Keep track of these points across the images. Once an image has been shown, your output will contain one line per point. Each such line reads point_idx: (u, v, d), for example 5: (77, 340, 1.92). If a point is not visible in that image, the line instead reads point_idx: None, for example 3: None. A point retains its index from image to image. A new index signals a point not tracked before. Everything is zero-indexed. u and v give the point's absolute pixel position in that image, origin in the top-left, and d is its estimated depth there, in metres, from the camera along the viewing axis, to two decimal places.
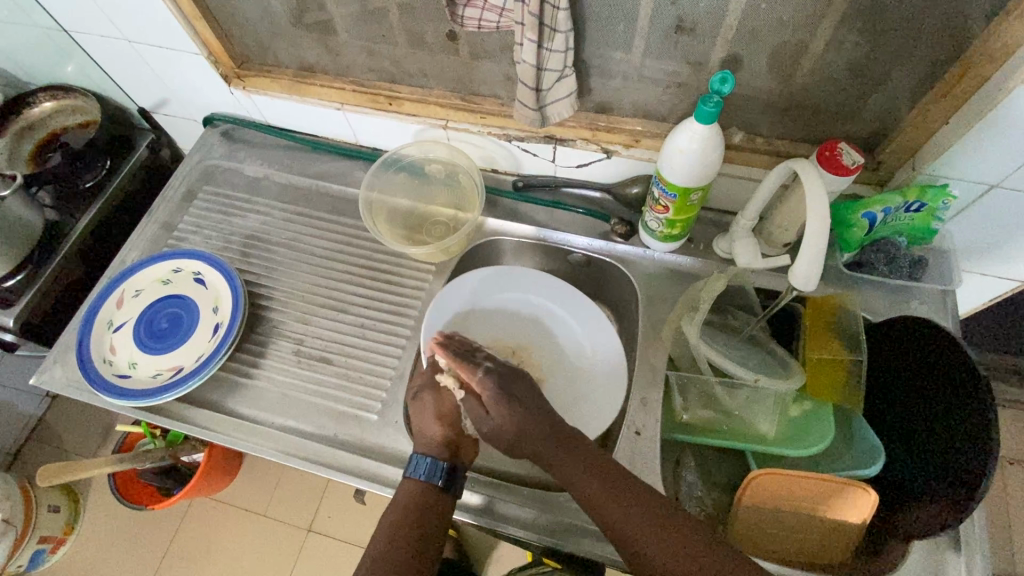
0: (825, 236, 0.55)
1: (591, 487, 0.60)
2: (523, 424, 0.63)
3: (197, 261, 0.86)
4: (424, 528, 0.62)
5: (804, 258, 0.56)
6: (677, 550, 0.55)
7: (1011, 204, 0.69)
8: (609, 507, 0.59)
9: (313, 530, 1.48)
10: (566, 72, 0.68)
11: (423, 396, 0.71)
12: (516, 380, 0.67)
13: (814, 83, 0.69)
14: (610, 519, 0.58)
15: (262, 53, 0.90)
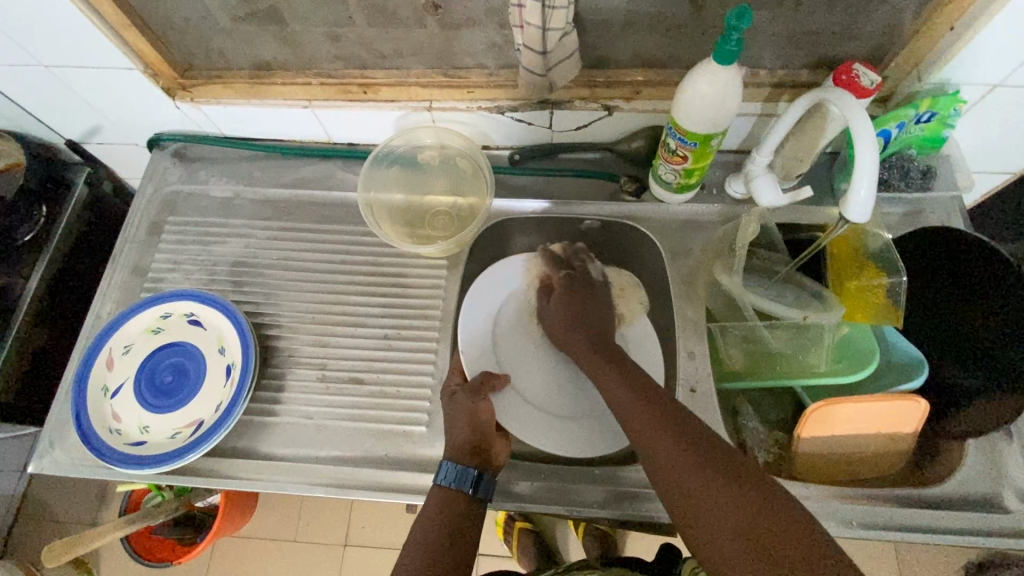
0: (877, 168, 0.53)
1: (640, 415, 0.58)
2: (588, 325, 0.72)
3: (187, 301, 0.77)
4: (452, 524, 0.62)
5: (862, 187, 0.54)
6: (702, 475, 0.51)
7: (1012, 100, 0.71)
8: (653, 435, 0.56)
9: (350, 544, 1.44)
10: (569, 30, 0.62)
11: (458, 401, 0.70)
12: (577, 287, 0.77)
13: (820, 5, 0.67)
14: (648, 446, 0.56)
15: (206, 56, 0.79)
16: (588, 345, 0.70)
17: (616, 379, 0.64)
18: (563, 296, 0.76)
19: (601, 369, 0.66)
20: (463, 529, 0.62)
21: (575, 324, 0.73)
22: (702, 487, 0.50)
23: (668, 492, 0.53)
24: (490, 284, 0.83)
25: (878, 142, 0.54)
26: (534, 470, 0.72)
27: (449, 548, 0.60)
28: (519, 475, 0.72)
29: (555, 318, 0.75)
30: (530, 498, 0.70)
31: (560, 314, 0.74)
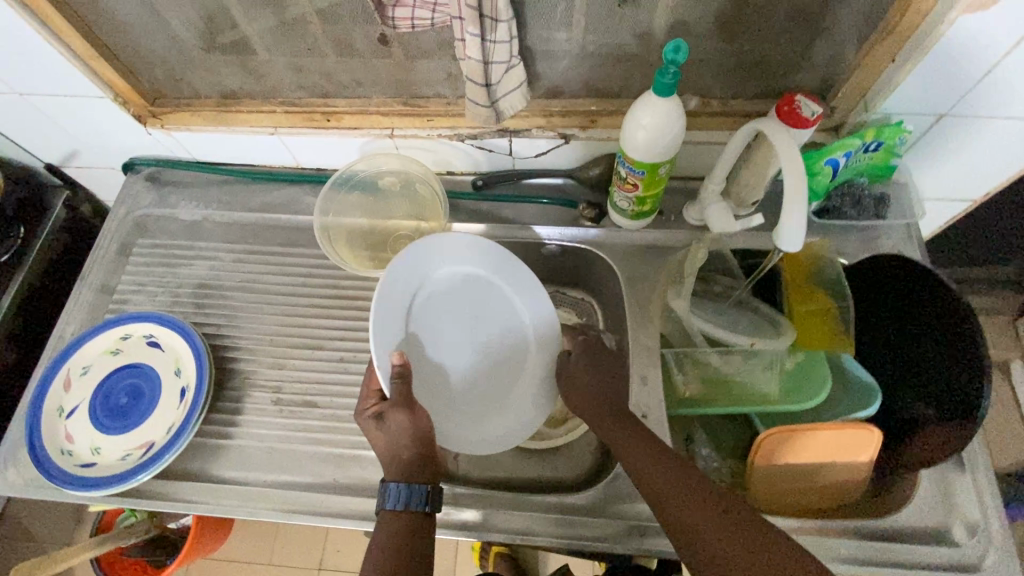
0: (806, 199, 0.54)
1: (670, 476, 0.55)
2: (605, 399, 0.64)
3: (147, 323, 0.78)
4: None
5: (793, 213, 0.55)
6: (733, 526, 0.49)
7: (957, 129, 0.72)
8: (683, 499, 0.53)
9: (325, 568, 1.42)
10: (514, 62, 0.64)
11: (391, 418, 0.62)
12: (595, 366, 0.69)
13: (763, 38, 0.68)
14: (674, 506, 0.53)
15: (175, 86, 0.82)
16: (619, 415, 0.63)
17: (636, 440, 0.59)
18: (578, 366, 0.69)
19: (618, 434, 0.61)
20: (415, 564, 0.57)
21: (607, 399, 0.65)
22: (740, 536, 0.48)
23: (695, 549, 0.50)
24: (409, 262, 0.69)
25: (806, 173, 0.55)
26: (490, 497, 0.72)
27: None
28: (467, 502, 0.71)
29: (580, 385, 0.67)
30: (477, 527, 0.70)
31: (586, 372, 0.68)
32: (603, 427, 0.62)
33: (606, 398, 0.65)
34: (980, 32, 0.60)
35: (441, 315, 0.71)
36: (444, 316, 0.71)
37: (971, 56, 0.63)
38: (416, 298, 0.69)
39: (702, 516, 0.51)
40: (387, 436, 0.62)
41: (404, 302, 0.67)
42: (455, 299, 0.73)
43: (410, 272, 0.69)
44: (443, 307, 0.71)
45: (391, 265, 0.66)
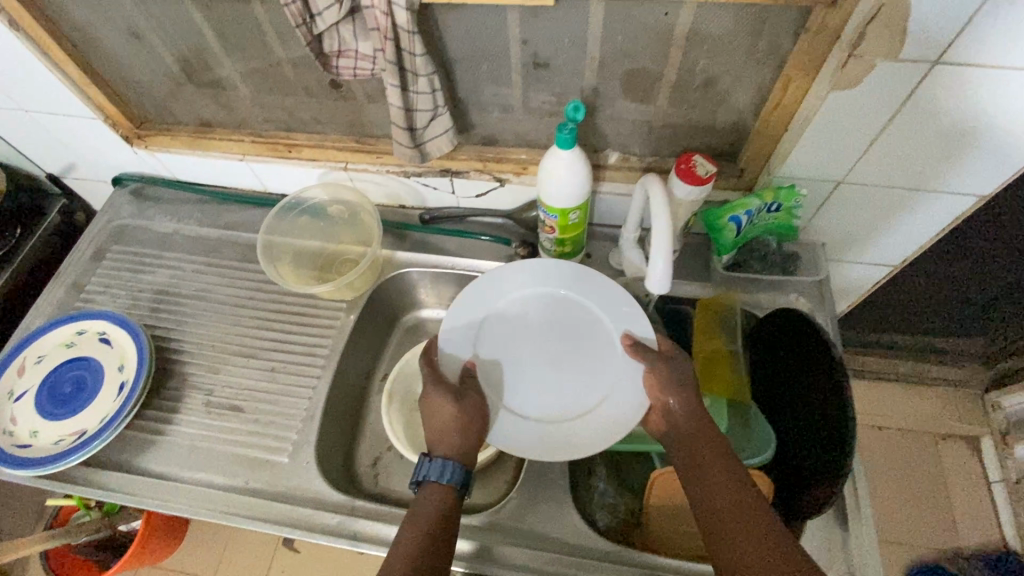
0: (669, 257, 0.62)
1: (716, 480, 0.62)
2: (691, 403, 0.68)
3: (102, 321, 0.85)
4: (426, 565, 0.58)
5: (658, 260, 0.62)
6: (762, 538, 0.56)
7: (856, 195, 0.78)
8: (723, 502, 0.60)
9: None
10: (440, 112, 0.73)
11: (435, 405, 0.69)
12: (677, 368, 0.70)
13: (670, 104, 0.75)
14: (710, 509, 0.60)
15: (160, 113, 0.92)
16: (693, 418, 0.67)
17: (709, 443, 0.65)
18: (652, 375, 0.70)
19: (689, 441, 0.66)
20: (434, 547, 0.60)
21: (675, 406, 0.68)
22: (762, 548, 0.55)
23: (716, 545, 0.58)
24: (503, 281, 0.80)
25: (672, 235, 0.62)
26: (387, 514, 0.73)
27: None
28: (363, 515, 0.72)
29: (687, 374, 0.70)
30: (369, 540, 0.71)
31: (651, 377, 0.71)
32: (678, 429, 0.67)
33: (671, 412, 0.68)
34: (858, 109, 0.65)
35: (529, 330, 0.78)
36: (508, 332, 0.78)
37: (855, 130, 0.68)
38: (490, 316, 0.79)
39: (729, 523, 0.58)
40: (429, 419, 0.69)
41: (473, 327, 0.78)
42: (557, 312, 0.79)
43: (489, 295, 0.80)
44: (530, 326, 0.79)
45: (455, 303, 0.78)
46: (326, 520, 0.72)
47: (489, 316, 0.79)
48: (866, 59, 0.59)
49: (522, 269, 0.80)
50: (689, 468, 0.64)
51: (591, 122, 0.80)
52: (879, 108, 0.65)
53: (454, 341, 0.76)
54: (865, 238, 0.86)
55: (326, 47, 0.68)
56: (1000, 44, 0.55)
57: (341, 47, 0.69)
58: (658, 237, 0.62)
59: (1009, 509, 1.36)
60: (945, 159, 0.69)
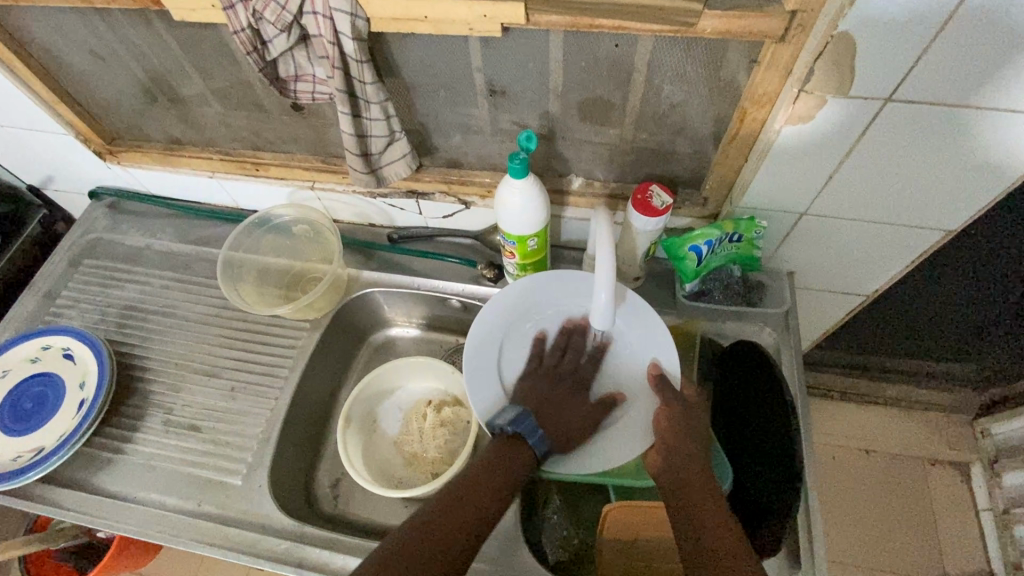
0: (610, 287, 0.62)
1: (703, 510, 0.62)
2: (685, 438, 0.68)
3: (66, 337, 0.86)
4: (462, 513, 0.62)
5: (602, 294, 0.64)
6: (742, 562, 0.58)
7: (821, 225, 0.76)
8: (709, 524, 0.61)
9: None
10: (397, 137, 0.74)
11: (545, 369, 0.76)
12: (686, 410, 0.71)
13: (630, 132, 0.74)
14: (694, 532, 0.61)
15: (131, 130, 0.93)
16: (687, 453, 0.67)
17: (697, 474, 0.65)
18: (664, 415, 0.70)
19: (680, 477, 0.66)
20: (476, 500, 0.63)
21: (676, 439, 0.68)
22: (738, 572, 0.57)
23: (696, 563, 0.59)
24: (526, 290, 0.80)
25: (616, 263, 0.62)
26: (340, 543, 0.72)
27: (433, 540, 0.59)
28: (313, 541, 0.72)
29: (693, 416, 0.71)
30: (317, 568, 0.71)
31: (661, 411, 0.70)
32: (671, 463, 0.67)
33: (675, 450, 0.68)
34: (812, 145, 0.65)
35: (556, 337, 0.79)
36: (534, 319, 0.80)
37: (812, 164, 0.67)
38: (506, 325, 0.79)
39: (706, 547, 0.59)
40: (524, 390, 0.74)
41: (497, 333, 0.79)
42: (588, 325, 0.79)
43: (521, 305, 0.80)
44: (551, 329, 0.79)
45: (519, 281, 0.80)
46: (274, 545, 0.72)
47: (516, 321, 0.80)
48: (817, 95, 0.58)
49: (547, 277, 0.80)
50: (677, 490, 0.65)
51: (553, 148, 0.79)
52: (833, 144, 0.64)
53: (483, 340, 0.78)
54: (835, 268, 0.85)
55: (282, 72, 0.68)
56: (950, 83, 0.55)
57: (297, 73, 0.69)
58: (600, 266, 0.62)
59: (997, 541, 1.29)
60: (904, 194, 0.69)
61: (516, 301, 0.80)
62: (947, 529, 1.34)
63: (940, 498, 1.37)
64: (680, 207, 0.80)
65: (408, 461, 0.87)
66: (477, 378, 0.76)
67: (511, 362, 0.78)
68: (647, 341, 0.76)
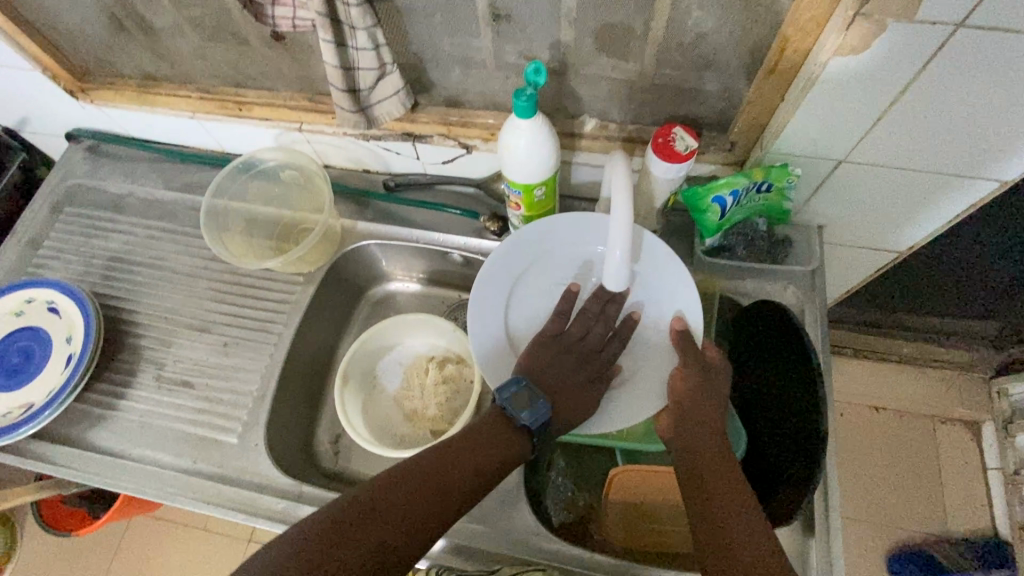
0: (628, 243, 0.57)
1: (715, 486, 0.58)
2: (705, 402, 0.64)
3: (48, 290, 0.82)
4: (411, 497, 0.56)
5: (616, 253, 0.58)
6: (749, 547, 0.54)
7: (861, 174, 0.69)
8: (718, 501, 0.57)
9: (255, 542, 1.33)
10: (389, 70, 0.67)
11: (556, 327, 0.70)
12: (705, 376, 0.65)
13: (651, 66, 0.66)
14: (703, 510, 0.57)
15: (101, 64, 0.85)
16: (702, 415, 0.63)
17: (711, 451, 0.61)
18: (681, 379, 0.65)
19: (696, 442, 0.61)
20: (433, 484, 0.57)
21: (688, 398, 0.64)
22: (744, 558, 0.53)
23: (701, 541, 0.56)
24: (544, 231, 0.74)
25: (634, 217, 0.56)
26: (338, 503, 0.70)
27: (374, 517, 0.53)
28: (310, 501, 0.71)
29: (713, 380, 0.65)
30: None
31: (677, 377, 0.65)
32: (685, 428, 0.63)
33: (692, 421, 0.63)
34: (861, 80, 0.56)
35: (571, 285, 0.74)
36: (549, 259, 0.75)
37: (858, 104, 0.59)
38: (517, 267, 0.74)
39: (713, 525, 0.56)
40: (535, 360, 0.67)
41: (507, 275, 0.73)
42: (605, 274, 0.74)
43: (535, 245, 0.74)
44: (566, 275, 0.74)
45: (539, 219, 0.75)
46: (272, 505, 0.71)
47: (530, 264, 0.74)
48: (875, 19, 0.50)
49: (563, 219, 0.74)
50: (688, 462, 0.61)
51: (564, 84, 0.70)
52: (886, 80, 0.56)
53: (492, 279, 0.73)
54: (869, 223, 0.78)
55: None
56: None
57: None
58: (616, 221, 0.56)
59: (1004, 501, 1.28)
60: (959, 142, 0.61)
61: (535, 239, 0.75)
62: (954, 485, 1.32)
63: (951, 457, 1.35)
64: (703, 152, 0.73)
65: (408, 417, 0.85)
66: (482, 318, 0.71)
67: (519, 305, 0.74)
68: (666, 292, 0.72)
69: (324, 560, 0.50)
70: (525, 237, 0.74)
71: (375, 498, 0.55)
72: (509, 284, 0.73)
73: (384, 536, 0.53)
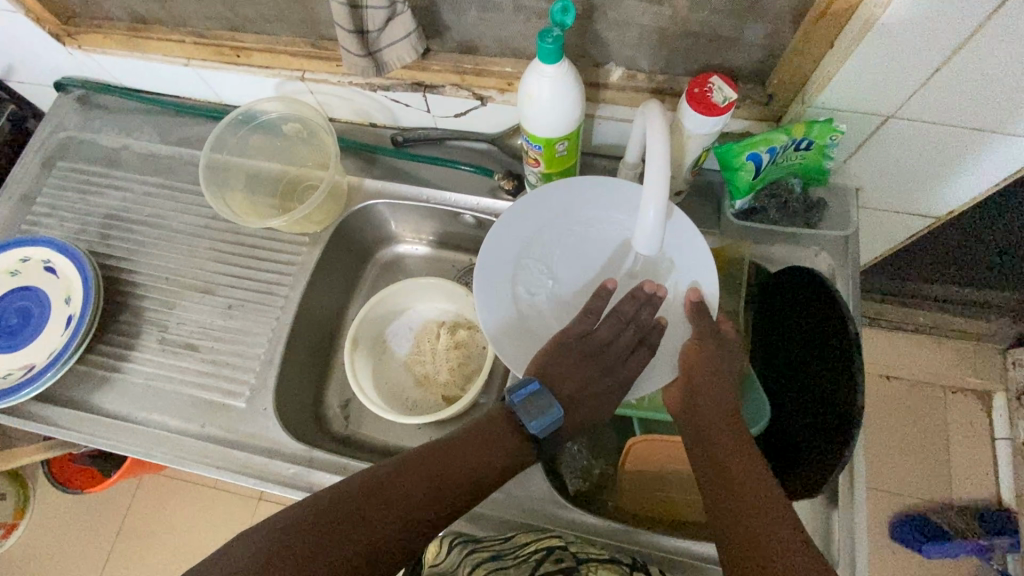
0: (662, 209, 0.53)
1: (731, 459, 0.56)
2: (716, 378, 0.62)
3: (44, 248, 0.79)
4: (391, 497, 0.52)
5: (649, 212, 0.53)
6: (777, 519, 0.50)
7: (909, 132, 0.64)
8: (737, 473, 0.55)
9: (265, 498, 1.34)
10: (399, 10, 0.61)
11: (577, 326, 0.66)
12: (720, 350, 0.63)
13: (689, 7, 0.60)
14: (721, 483, 0.55)
15: (86, 5, 0.78)
16: (712, 387, 0.61)
17: (723, 426, 0.59)
18: (694, 353, 0.63)
19: (706, 416, 0.60)
20: (413, 485, 0.54)
21: (698, 368, 0.62)
22: (772, 530, 0.49)
23: (722, 514, 0.53)
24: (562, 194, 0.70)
25: (670, 179, 0.52)
26: (351, 468, 0.69)
27: (348, 519, 0.50)
28: (322, 466, 0.69)
29: (728, 356, 0.63)
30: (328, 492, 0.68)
31: (690, 353, 0.63)
32: (697, 403, 0.61)
33: (702, 396, 0.61)
34: (923, 26, 0.51)
35: (583, 257, 0.70)
36: (562, 219, 0.71)
37: (916, 53, 0.54)
38: (528, 230, 0.70)
39: (734, 497, 0.53)
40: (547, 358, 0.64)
41: (519, 236, 0.70)
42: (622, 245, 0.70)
43: (550, 206, 0.70)
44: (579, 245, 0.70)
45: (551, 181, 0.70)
46: (282, 470, 0.70)
47: (544, 225, 0.71)
48: None
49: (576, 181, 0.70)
50: (701, 438, 0.59)
51: (590, 29, 0.65)
52: (952, 26, 0.50)
53: (504, 239, 0.69)
54: (909, 185, 0.73)
55: None
56: None
57: None
58: (650, 183, 0.51)
59: (1011, 471, 1.27)
60: (1022, 99, 0.56)
61: (548, 195, 0.70)
62: (963, 455, 1.32)
63: (962, 427, 1.34)
64: (738, 107, 0.68)
65: (419, 383, 0.82)
66: (490, 278, 0.68)
67: (529, 272, 0.70)
68: (685, 264, 0.67)
69: (295, 569, 0.46)
70: (542, 197, 0.70)
71: (348, 502, 0.51)
72: (521, 245, 0.70)
73: (385, 528, 0.51)
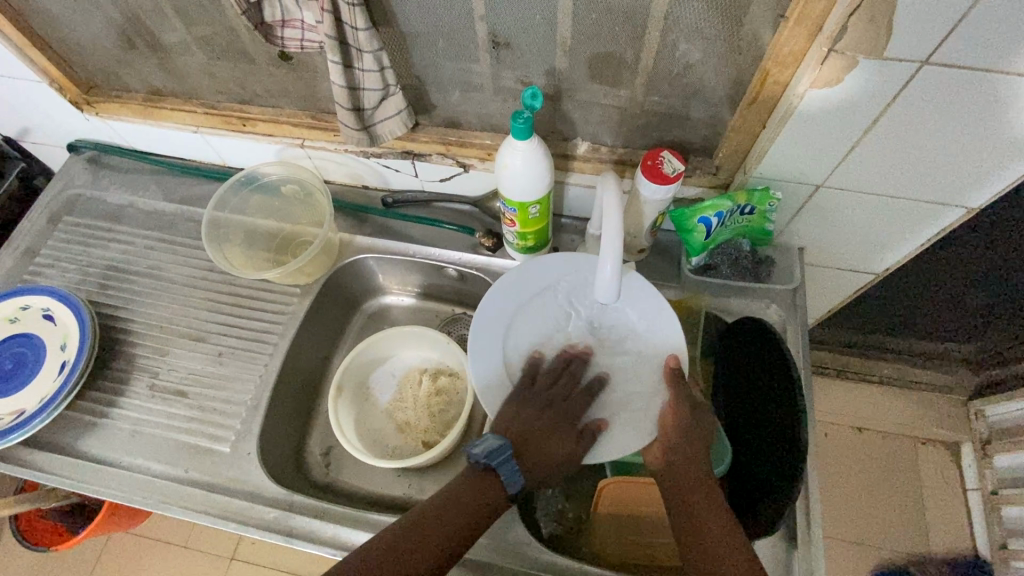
0: (617, 258, 0.59)
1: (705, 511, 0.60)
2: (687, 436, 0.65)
3: (45, 297, 0.82)
4: (453, 519, 0.61)
5: (606, 267, 0.61)
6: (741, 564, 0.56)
7: (837, 198, 0.73)
8: (706, 517, 0.60)
9: (237, 558, 1.30)
10: (391, 91, 0.70)
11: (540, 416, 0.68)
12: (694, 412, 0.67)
13: (642, 93, 0.69)
14: (697, 538, 0.59)
15: (108, 78, 0.87)
16: (688, 445, 0.64)
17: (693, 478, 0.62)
18: (669, 411, 0.66)
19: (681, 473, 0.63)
20: (466, 509, 0.62)
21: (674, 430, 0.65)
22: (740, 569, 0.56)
23: (696, 557, 0.58)
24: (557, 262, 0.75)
25: (625, 229, 0.59)
26: (331, 513, 0.71)
27: None
28: (304, 510, 0.71)
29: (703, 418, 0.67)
30: (307, 535, 0.70)
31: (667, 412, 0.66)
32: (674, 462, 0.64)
33: (675, 450, 0.64)
34: (837, 109, 0.60)
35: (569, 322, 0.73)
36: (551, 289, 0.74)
37: (834, 131, 0.63)
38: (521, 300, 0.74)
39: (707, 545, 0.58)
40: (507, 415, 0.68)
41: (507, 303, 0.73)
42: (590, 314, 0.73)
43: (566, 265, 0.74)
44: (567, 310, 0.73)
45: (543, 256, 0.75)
46: (263, 514, 0.71)
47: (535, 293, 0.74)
48: (848, 55, 0.54)
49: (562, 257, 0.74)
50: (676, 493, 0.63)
51: (559, 108, 0.74)
52: (858, 114, 0.60)
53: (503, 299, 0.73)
54: (846, 245, 0.81)
55: (268, 16, 0.62)
56: (991, 49, 0.51)
57: (285, 17, 0.63)
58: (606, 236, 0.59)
59: (983, 522, 1.29)
60: (927, 168, 0.65)
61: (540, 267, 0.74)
62: (936, 506, 1.34)
63: (934, 479, 1.36)
64: (690, 175, 0.76)
65: (402, 429, 0.86)
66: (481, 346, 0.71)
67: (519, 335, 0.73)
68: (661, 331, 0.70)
69: None
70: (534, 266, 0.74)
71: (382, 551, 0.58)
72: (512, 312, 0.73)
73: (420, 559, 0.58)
